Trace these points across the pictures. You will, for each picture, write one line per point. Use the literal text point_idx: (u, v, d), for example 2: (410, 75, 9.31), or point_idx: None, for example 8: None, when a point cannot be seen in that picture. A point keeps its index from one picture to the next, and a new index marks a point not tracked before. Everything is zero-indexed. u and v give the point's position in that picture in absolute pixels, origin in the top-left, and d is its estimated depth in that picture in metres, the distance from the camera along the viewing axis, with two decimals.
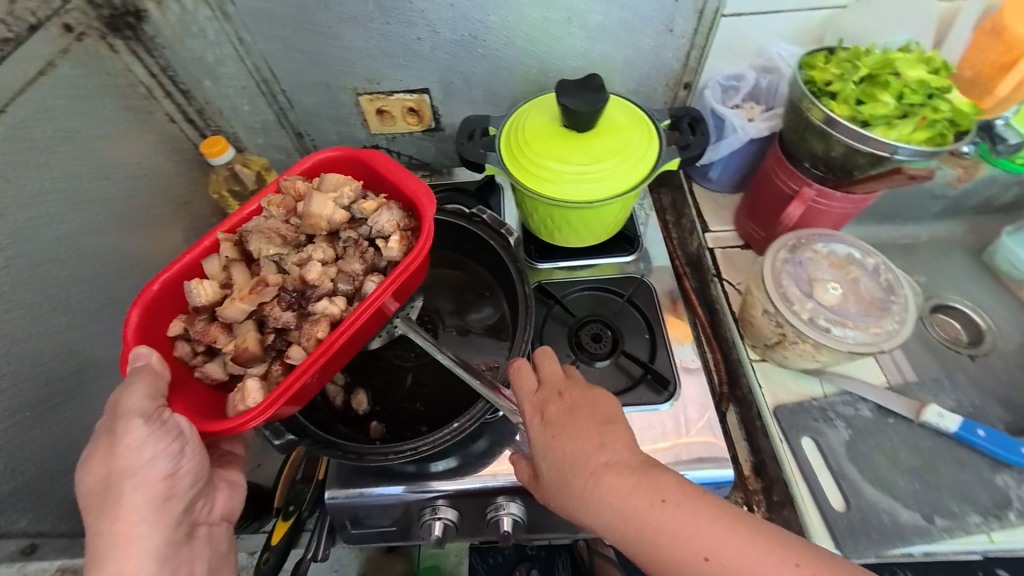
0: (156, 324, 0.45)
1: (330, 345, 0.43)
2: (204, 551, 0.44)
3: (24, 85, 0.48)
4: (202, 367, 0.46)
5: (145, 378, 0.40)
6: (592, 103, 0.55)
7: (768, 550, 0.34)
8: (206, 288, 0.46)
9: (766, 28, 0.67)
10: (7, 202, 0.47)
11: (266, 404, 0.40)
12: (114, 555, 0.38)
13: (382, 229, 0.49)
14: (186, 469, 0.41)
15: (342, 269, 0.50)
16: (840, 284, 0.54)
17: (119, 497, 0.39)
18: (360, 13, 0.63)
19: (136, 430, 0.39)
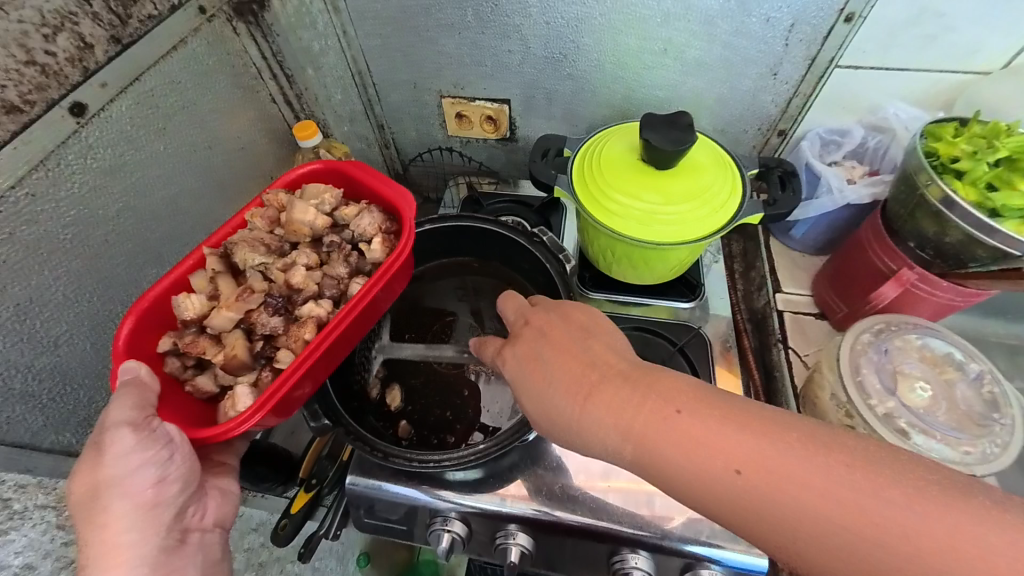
0: (143, 336, 0.47)
1: (312, 352, 0.46)
2: (194, 556, 0.46)
3: (158, 59, 0.52)
4: (193, 378, 0.49)
5: (132, 391, 0.43)
6: (677, 142, 0.52)
7: (769, 438, 0.33)
8: (193, 302, 0.48)
9: (883, 85, 0.61)
10: (127, 161, 0.52)
11: (255, 409, 0.43)
12: (105, 562, 0.41)
13: (365, 232, 0.53)
14: (172, 476, 0.43)
15: (327, 273, 0.53)
16: (931, 385, 0.49)
17: (107, 506, 0.41)
18: (458, 21, 0.64)
19: (123, 439, 0.41)
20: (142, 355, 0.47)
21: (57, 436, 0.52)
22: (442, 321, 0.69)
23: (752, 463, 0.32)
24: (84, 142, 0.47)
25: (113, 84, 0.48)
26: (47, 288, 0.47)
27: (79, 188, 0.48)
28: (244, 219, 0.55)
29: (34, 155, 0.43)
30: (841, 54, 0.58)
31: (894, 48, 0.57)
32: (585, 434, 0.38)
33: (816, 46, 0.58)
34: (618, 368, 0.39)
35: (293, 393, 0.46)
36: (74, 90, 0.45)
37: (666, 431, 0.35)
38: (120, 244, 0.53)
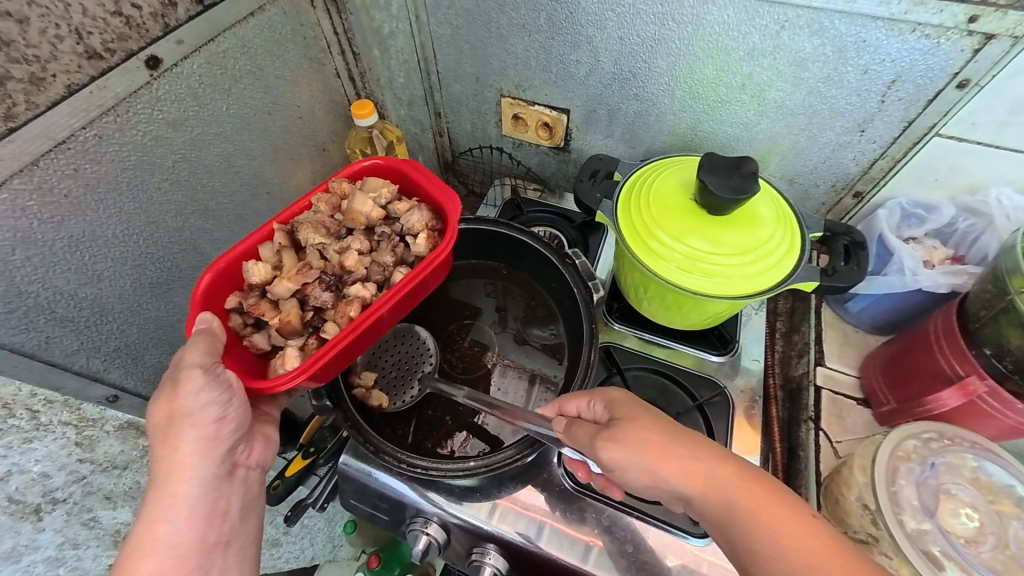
0: (214, 293, 0.49)
1: (358, 325, 0.47)
2: (240, 489, 0.46)
3: (236, 22, 0.54)
4: (249, 336, 0.50)
5: (203, 339, 0.44)
6: (735, 189, 0.48)
7: (775, 510, 0.36)
8: (261, 268, 0.49)
9: (984, 165, 0.55)
10: (191, 116, 0.53)
11: (302, 369, 0.44)
12: (170, 477, 0.41)
13: (413, 227, 0.53)
14: (233, 416, 0.44)
15: (375, 260, 0.54)
16: (978, 514, 0.44)
17: (178, 433, 0.41)
18: (531, 23, 0.62)
19: (196, 378, 0.41)
20: (211, 307, 0.49)
21: (88, 360, 0.50)
22: (459, 322, 0.69)
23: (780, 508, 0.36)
24: (153, 94, 0.48)
25: (188, 42, 0.49)
26: (99, 223, 0.46)
27: (142, 136, 0.48)
28: (310, 202, 0.55)
29: (107, 101, 0.44)
30: (944, 122, 0.52)
31: (1008, 127, 0.51)
32: (615, 468, 0.41)
33: (916, 109, 0.52)
34: (660, 423, 0.42)
35: (333, 362, 0.47)
36: (152, 44, 0.46)
37: (716, 455, 0.40)
38: (172, 192, 0.53)
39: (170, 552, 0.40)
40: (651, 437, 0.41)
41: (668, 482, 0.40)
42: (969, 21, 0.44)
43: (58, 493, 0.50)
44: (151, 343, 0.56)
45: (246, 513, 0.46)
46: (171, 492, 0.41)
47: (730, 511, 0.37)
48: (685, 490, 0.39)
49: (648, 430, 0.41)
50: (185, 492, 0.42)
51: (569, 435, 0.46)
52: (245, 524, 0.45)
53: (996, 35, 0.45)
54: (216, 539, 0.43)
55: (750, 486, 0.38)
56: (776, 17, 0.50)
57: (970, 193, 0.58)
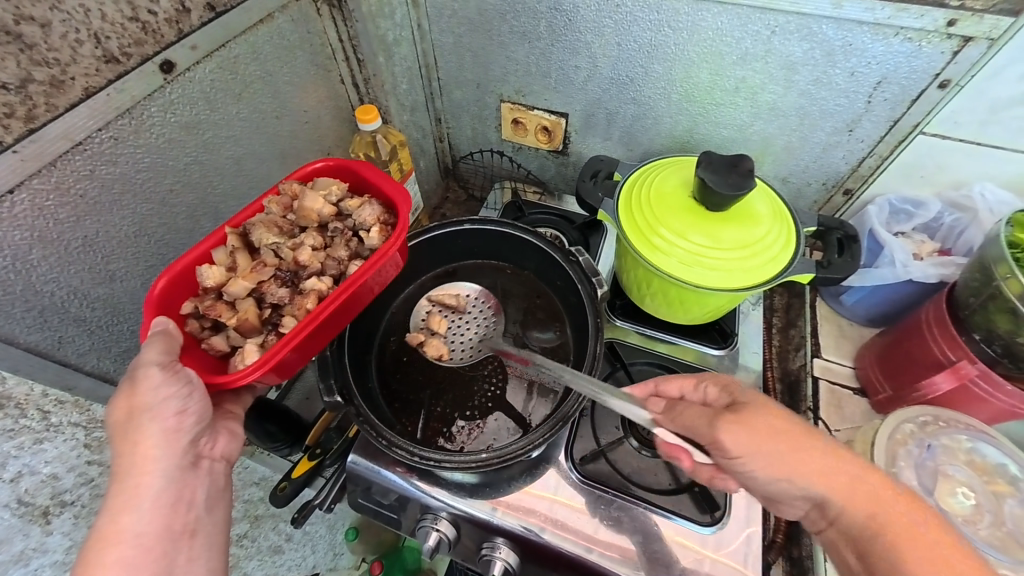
0: (172, 297, 0.49)
1: (315, 316, 0.47)
2: (204, 481, 0.45)
3: (247, 29, 0.55)
4: (208, 339, 0.49)
5: (159, 340, 0.43)
6: (735, 186, 0.50)
7: (909, 514, 0.37)
8: (215, 271, 0.49)
9: (967, 162, 0.58)
10: (204, 120, 0.54)
11: (260, 363, 0.44)
12: (132, 469, 0.41)
13: (365, 222, 0.53)
14: (194, 409, 0.43)
15: (330, 255, 0.54)
16: (975, 494, 0.46)
17: (139, 427, 0.41)
18: (532, 31, 0.65)
19: (153, 375, 0.41)
20: (168, 313, 0.48)
21: (99, 361, 0.50)
22: (466, 322, 0.70)
23: (908, 514, 0.37)
24: (167, 98, 0.49)
25: (202, 47, 0.51)
26: (113, 224, 0.47)
27: (157, 139, 0.49)
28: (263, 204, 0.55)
29: (124, 104, 0.45)
30: (928, 121, 0.55)
31: (990, 125, 0.53)
32: (746, 465, 0.41)
33: (901, 109, 0.54)
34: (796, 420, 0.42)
35: (297, 351, 0.48)
36: (167, 49, 0.47)
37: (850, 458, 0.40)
38: (185, 194, 0.54)
39: (133, 542, 0.39)
40: (789, 429, 0.41)
41: (804, 482, 0.39)
42: (948, 25, 0.47)
43: (67, 495, 0.50)
44: None
45: (213, 503, 0.45)
46: (135, 483, 0.41)
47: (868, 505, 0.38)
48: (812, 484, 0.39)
49: (785, 426, 0.41)
50: (149, 484, 0.41)
51: (683, 415, 0.47)
52: (213, 514, 0.45)
53: (974, 38, 0.47)
54: (183, 528, 0.42)
55: (886, 491, 0.38)
56: (767, 23, 0.53)
57: (955, 189, 0.60)
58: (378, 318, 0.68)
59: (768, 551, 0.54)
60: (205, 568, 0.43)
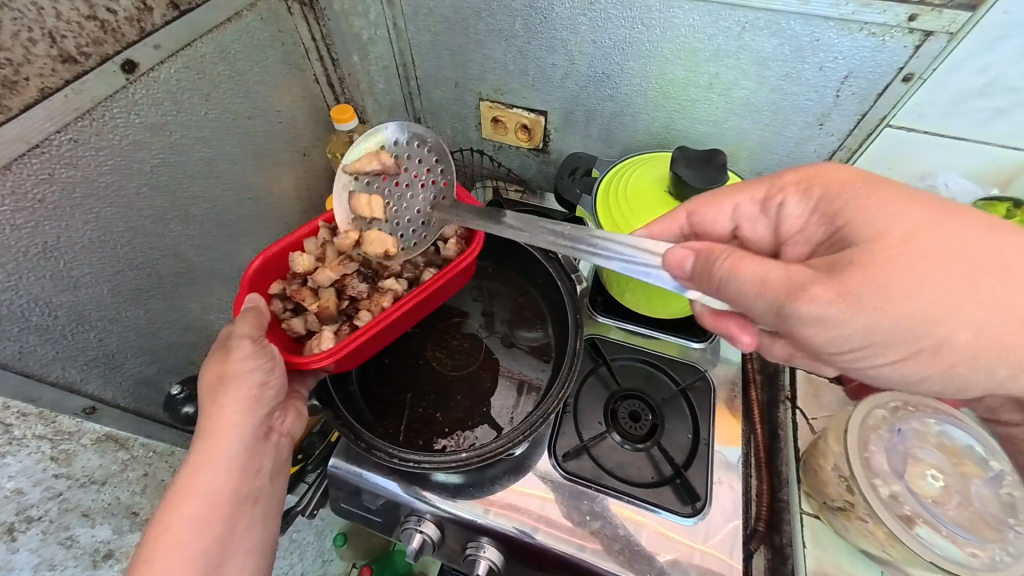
0: (261, 276, 0.55)
1: (389, 314, 0.53)
2: (271, 454, 0.50)
3: (213, 27, 0.54)
4: (288, 320, 0.55)
5: (252, 315, 0.50)
6: (709, 180, 0.51)
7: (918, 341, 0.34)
8: (305, 260, 0.56)
9: (934, 154, 0.59)
10: (171, 121, 0.53)
11: (330, 352, 0.49)
12: (214, 431, 0.47)
13: (443, 234, 0.60)
14: (273, 383, 0.49)
15: (408, 260, 0.60)
16: (945, 476, 0.47)
17: (225, 393, 0.47)
18: (508, 28, 0.64)
19: (245, 346, 0.48)
20: (257, 289, 0.55)
21: (65, 370, 0.50)
22: (448, 321, 0.69)
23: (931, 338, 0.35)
24: (130, 98, 0.48)
25: (166, 46, 0.50)
26: (75, 230, 0.47)
27: (120, 141, 0.48)
28: None
29: (84, 105, 0.44)
30: (894, 114, 0.56)
31: (952, 118, 0.54)
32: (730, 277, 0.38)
33: (868, 103, 0.55)
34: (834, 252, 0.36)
35: (370, 342, 0.53)
36: (128, 48, 0.46)
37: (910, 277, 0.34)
38: (152, 198, 0.53)
39: (208, 498, 0.44)
40: (898, 257, 0.34)
41: (917, 280, 0.33)
42: (909, 19, 0.48)
43: (33, 510, 0.48)
44: (130, 354, 0.56)
45: (275, 475, 0.51)
46: (214, 444, 0.46)
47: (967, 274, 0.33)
48: (954, 263, 0.33)
49: (888, 262, 0.34)
50: (226, 446, 0.46)
51: (764, 268, 0.37)
52: (274, 484, 0.50)
53: (934, 32, 0.48)
54: (246, 493, 0.47)
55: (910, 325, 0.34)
56: (738, 19, 0.53)
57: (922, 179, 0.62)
58: None
59: (750, 539, 0.54)
60: (258, 537, 0.48)
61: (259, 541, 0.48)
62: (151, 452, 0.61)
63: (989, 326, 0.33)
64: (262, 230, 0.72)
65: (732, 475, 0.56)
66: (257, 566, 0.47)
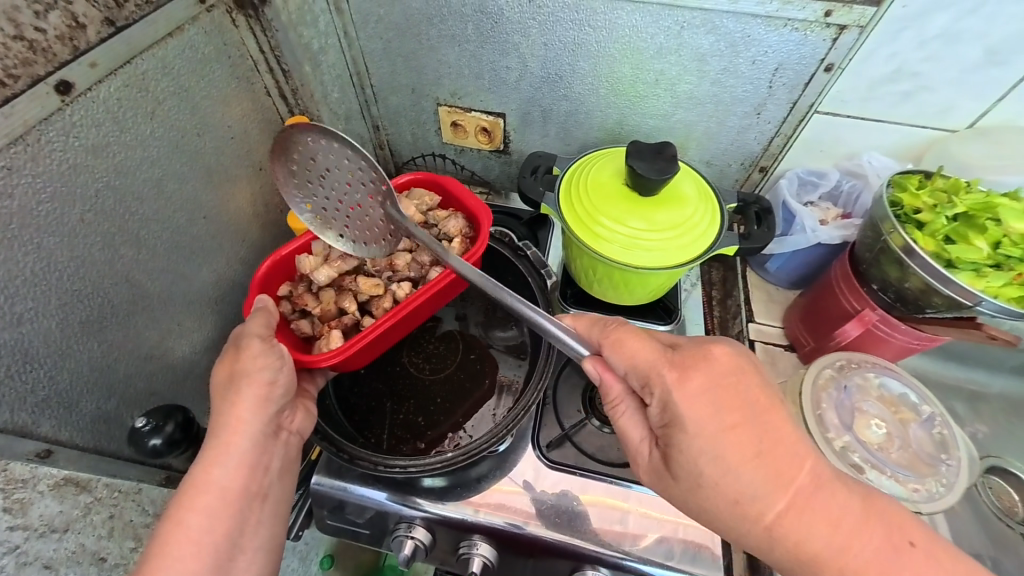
0: (270, 279, 0.57)
1: (396, 314, 0.53)
2: (280, 453, 0.49)
3: (153, 43, 0.52)
4: (297, 321, 0.57)
5: (262, 314, 0.51)
6: (661, 171, 0.54)
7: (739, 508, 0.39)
8: (313, 261, 0.58)
9: (857, 135, 0.64)
10: (113, 142, 0.51)
11: (340, 350, 0.51)
12: (226, 428, 0.46)
13: (449, 232, 0.59)
14: (282, 382, 0.49)
15: (414, 258, 0.61)
16: (886, 424, 0.51)
17: (237, 389, 0.46)
18: (459, 33, 0.65)
19: (255, 345, 0.48)
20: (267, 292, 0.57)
21: (13, 414, 0.48)
22: (422, 326, 0.69)
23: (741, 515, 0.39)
24: (67, 121, 0.46)
25: (102, 65, 0.48)
26: (15, 261, 0.45)
27: (59, 166, 0.46)
28: None
29: (15, 130, 0.42)
30: (821, 100, 0.61)
31: (870, 101, 0.60)
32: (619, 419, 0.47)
33: (798, 92, 0.60)
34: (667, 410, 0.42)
35: (376, 341, 0.54)
36: (61, 68, 0.44)
37: (719, 453, 0.39)
38: (98, 223, 0.51)
39: (219, 494, 0.44)
40: (701, 428, 0.40)
41: (712, 451, 0.39)
42: (826, 15, 0.52)
43: None
44: (86, 390, 0.55)
45: (284, 473, 0.49)
46: (226, 440, 0.46)
47: (766, 478, 0.38)
48: (748, 469, 0.38)
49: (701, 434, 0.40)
50: (237, 443, 0.46)
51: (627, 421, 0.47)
52: (282, 482, 0.49)
53: (848, 26, 0.53)
54: (256, 490, 0.46)
55: (731, 499, 0.39)
56: (676, 19, 0.57)
57: (849, 159, 0.67)
58: None
59: None
60: (267, 535, 0.47)
61: (269, 539, 0.47)
62: (116, 492, 0.58)
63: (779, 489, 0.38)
64: (219, 249, 0.70)
65: None
66: (267, 565, 0.46)
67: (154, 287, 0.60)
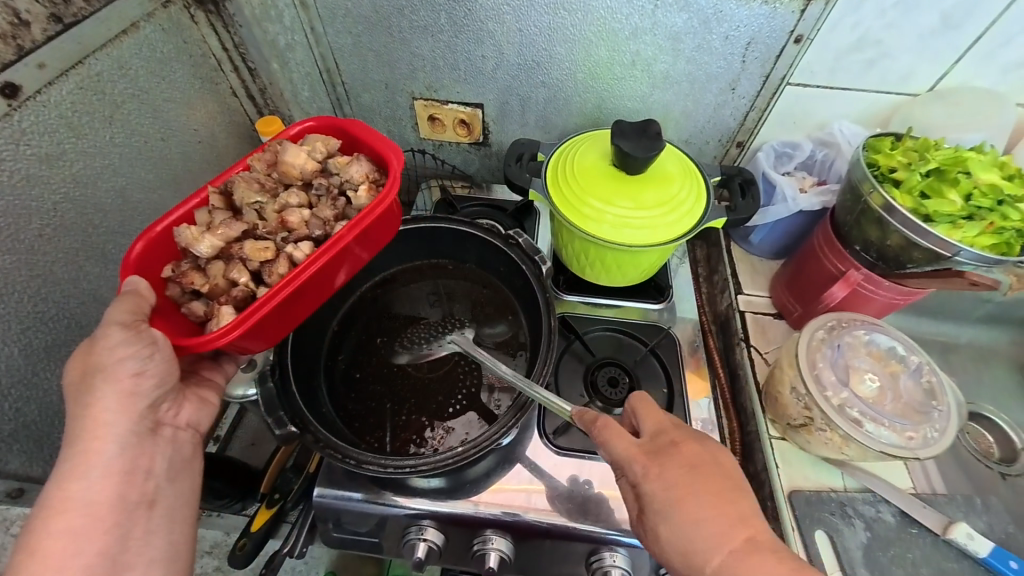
0: (150, 263, 0.46)
1: (298, 274, 0.45)
2: (163, 450, 0.46)
3: (106, 41, 0.49)
4: (188, 304, 0.47)
5: (129, 298, 0.42)
6: (648, 149, 0.54)
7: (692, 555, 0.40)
8: (192, 231, 0.46)
9: (826, 106, 0.67)
10: (69, 149, 0.47)
11: (235, 324, 0.42)
12: (83, 434, 0.42)
13: (352, 179, 0.49)
14: (152, 372, 0.44)
15: (313, 214, 0.49)
16: (878, 378, 0.53)
17: (93, 389, 0.42)
18: (432, 24, 0.64)
19: (115, 334, 0.41)
20: (147, 278, 0.46)
21: None
22: (415, 325, 0.67)
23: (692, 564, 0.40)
24: (16, 127, 0.42)
25: (51, 66, 0.44)
26: None
27: (11, 177, 0.43)
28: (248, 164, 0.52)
29: None
30: (792, 73, 0.63)
31: (837, 72, 0.63)
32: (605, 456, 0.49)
33: (769, 65, 0.62)
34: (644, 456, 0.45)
35: (274, 312, 0.45)
36: (7, 69, 0.41)
37: (683, 500, 0.42)
38: (59, 238, 0.47)
39: (86, 509, 0.41)
40: (677, 478, 0.43)
41: (677, 499, 0.42)
42: None
43: None
44: (57, 418, 0.51)
45: (173, 475, 0.47)
46: (87, 448, 0.42)
47: (722, 532, 0.40)
48: (703, 520, 0.41)
49: (668, 481, 0.43)
50: (102, 449, 0.42)
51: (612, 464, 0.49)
52: (174, 485, 0.47)
53: None
54: (139, 497, 0.43)
55: (688, 545, 0.41)
56: None
57: (821, 130, 0.70)
58: (324, 333, 0.65)
59: None
60: (161, 544, 0.44)
61: (163, 547, 0.45)
62: None
63: (730, 542, 0.39)
64: None
65: (708, 424, 0.60)
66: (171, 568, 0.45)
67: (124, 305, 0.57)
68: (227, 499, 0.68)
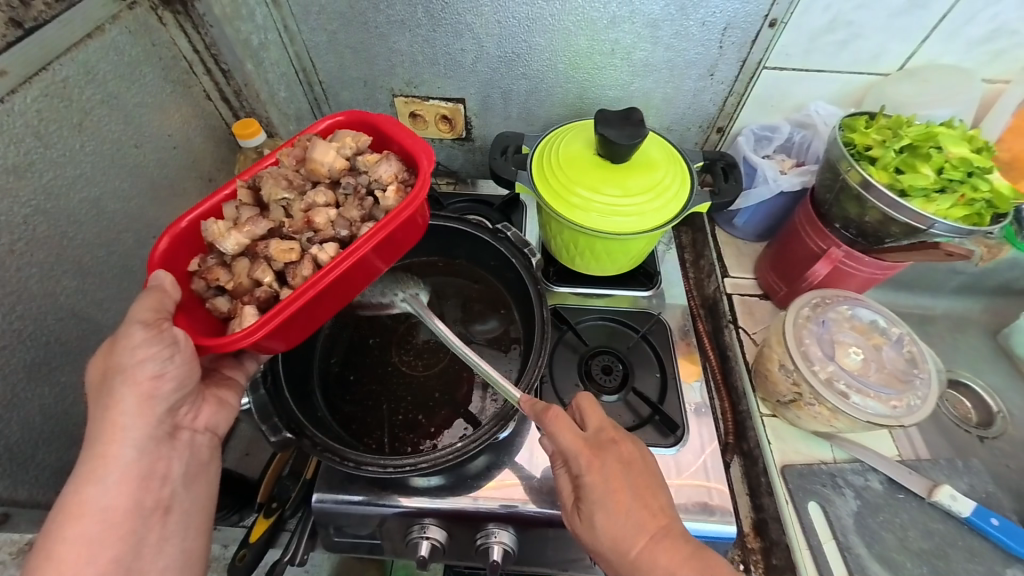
0: (176, 257, 0.46)
1: (321, 277, 0.43)
2: (181, 454, 0.46)
3: (71, 45, 0.47)
4: (212, 300, 0.46)
5: (154, 294, 0.42)
6: (631, 137, 0.55)
7: (616, 547, 0.42)
8: (218, 225, 0.46)
9: (802, 87, 0.68)
10: (37, 158, 0.45)
11: (258, 326, 0.42)
12: (101, 437, 0.41)
13: (381, 179, 0.48)
14: (172, 374, 0.43)
15: (340, 215, 0.48)
16: (862, 351, 0.54)
17: (112, 391, 0.41)
18: (409, 18, 0.63)
19: (137, 334, 0.40)
20: (174, 272, 0.46)
21: None
22: (407, 323, 0.67)
23: (615, 555, 0.42)
24: None
25: (13, 72, 0.42)
26: None
27: None
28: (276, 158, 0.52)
29: None
30: (768, 56, 0.64)
31: (812, 53, 0.64)
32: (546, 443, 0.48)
33: (746, 50, 0.63)
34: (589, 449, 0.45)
35: (296, 315, 0.44)
36: None
37: (619, 495, 0.43)
38: (32, 252, 0.46)
39: (99, 516, 0.40)
40: (615, 474, 0.44)
41: (613, 493, 0.43)
42: None
43: None
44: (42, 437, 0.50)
45: (189, 479, 0.46)
46: (104, 452, 0.41)
47: (646, 529, 0.42)
48: (631, 514, 0.43)
49: (608, 478, 0.44)
50: (117, 454, 0.41)
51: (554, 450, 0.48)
52: (189, 491, 0.46)
53: None
54: (155, 505, 0.43)
55: (616, 537, 0.42)
56: None
57: (798, 111, 0.71)
58: (315, 336, 0.64)
59: (724, 451, 0.61)
60: (173, 555, 0.44)
61: (175, 559, 0.44)
62: None
63: (654, 537, 0.42)
64: None
65: (702, 406, 0.61)
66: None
67: (105, 318, 0.55)
68: (225, 510, 0.67)
